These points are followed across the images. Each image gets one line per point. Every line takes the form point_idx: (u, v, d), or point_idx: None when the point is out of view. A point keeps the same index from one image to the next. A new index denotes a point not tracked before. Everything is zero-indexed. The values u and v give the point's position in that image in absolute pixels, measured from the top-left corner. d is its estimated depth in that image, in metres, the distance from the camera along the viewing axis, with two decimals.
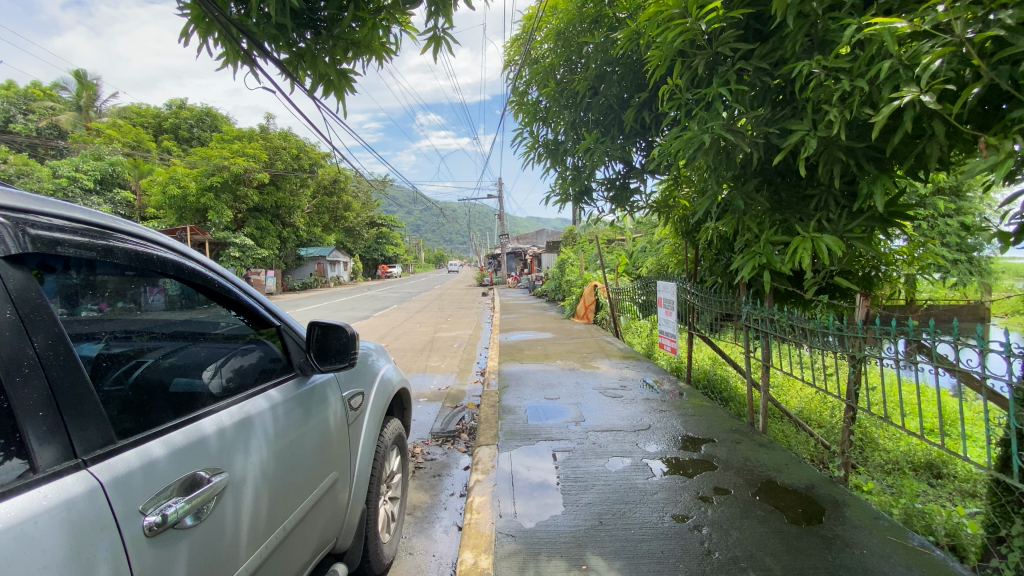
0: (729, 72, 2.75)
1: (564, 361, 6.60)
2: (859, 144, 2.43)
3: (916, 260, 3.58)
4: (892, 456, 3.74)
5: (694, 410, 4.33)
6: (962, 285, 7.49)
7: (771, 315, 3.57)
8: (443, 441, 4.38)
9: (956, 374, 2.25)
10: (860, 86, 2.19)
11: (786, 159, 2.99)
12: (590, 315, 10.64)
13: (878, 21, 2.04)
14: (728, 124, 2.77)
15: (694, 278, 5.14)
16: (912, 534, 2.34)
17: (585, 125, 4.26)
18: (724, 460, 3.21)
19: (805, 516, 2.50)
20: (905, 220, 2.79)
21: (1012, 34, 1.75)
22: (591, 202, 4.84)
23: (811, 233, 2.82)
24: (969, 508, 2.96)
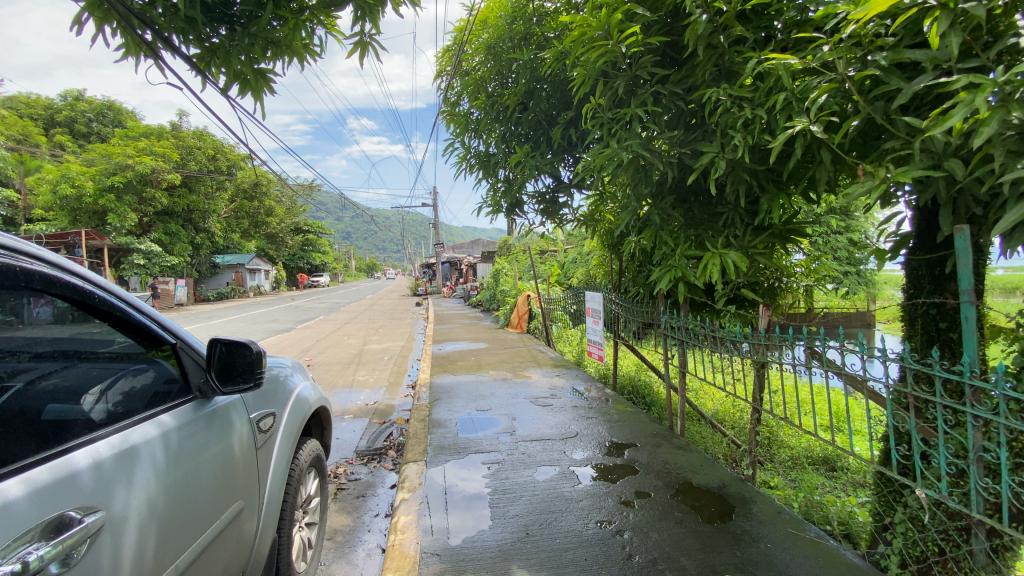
0: (646, 96, 2.92)
1: (497, 371, 6.60)
2: (759, 168, 2.65)
3: (813, 272, 3.95)
4: (795, 453, 4.07)
5: (619, 416, 4.49)
6: (851, 294, 8.37)
7: (686, 324, 3.80)
8: (369, 460, 4.22)
9: (843, 377, 2.50)
10: (760, 115, 2.40)
11: (698, 179, 3.21)
12: (523, 325, 10.75)
13: (775, 57, 2.26)
14: (646, 144, 2.93)
15: (619, 288, 5.36)
16: (809, 526, 2.54)
17: (516, 138, 4.34)
18: (645, 464, 3.34)
19: (717, 514, 2.64)
20: (801, 236, 3.07)
21: (885, 73, 1.99)
22: (522, 214, 4.92)
23: (718, 248, 3.03)
24: (859, 497, 3.29)
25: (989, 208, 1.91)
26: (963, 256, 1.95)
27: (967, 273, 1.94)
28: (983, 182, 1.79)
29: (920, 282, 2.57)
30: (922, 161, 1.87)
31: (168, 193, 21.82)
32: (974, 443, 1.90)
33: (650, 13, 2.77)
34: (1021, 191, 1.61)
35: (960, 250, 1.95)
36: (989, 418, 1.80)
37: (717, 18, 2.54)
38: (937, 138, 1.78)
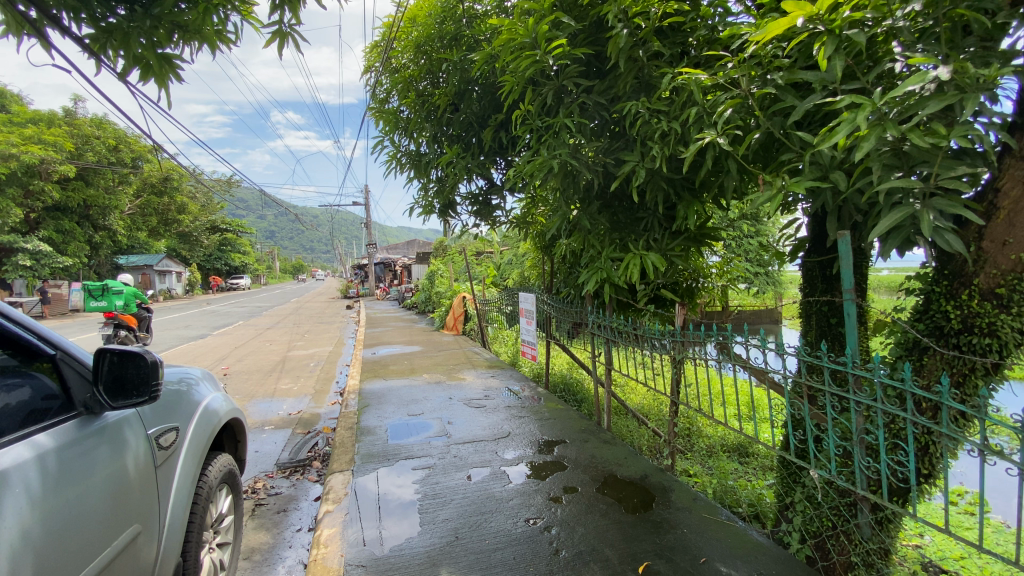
0: (572, 104, 3.01)
1: (430, 374, 6.51)
2: (675, 176, 2.82)
3: (726, 273, 4.24)
4: (712, 442, 4.35)
5: (550, 413, 4.59)
6: (761, 293, 9.08)
7: (612, 323, 3.96)
8: (291, 472, 4.02)
9: (749, 370, 2.71)
10: (675, 126, 2.55)
11: (621, 185, 3.36)
12: (458, 326, 10.67)
13: (688, 72, 2.41)
14: (572, 151, 3.02)
15: (551, 289, 5.48)
16: (721, 510, 2.73)
17: (447, 139, 4.32)
18: (573, 460, 3.43)
19: (640, 505, 2.76)
20: (713, 240, 3.29)
21: (782, 92, 2.18)
22: (455, 215, 4.90)
23: (640, 251, 3.18)
24: (766, 479, 3.57)
25: (867, 216, 2.16)
26: (846, 259, 2.18)
27: (849, 274, 2.17)
28: (861, 193, 2.01)
29: (814, 282, 2.84)
30: (813, 173, 2.06)
31: (59, 187, 19.54)
32: (856, 426, 2.13)
33: (575, 23, 2.86)
34: (891, 201, 1.83)
35: (843, 254, 2.18)
36: (867, 403, 2.02)
37: (636, 33, 2.68)
38: (824, 152, 1.97)
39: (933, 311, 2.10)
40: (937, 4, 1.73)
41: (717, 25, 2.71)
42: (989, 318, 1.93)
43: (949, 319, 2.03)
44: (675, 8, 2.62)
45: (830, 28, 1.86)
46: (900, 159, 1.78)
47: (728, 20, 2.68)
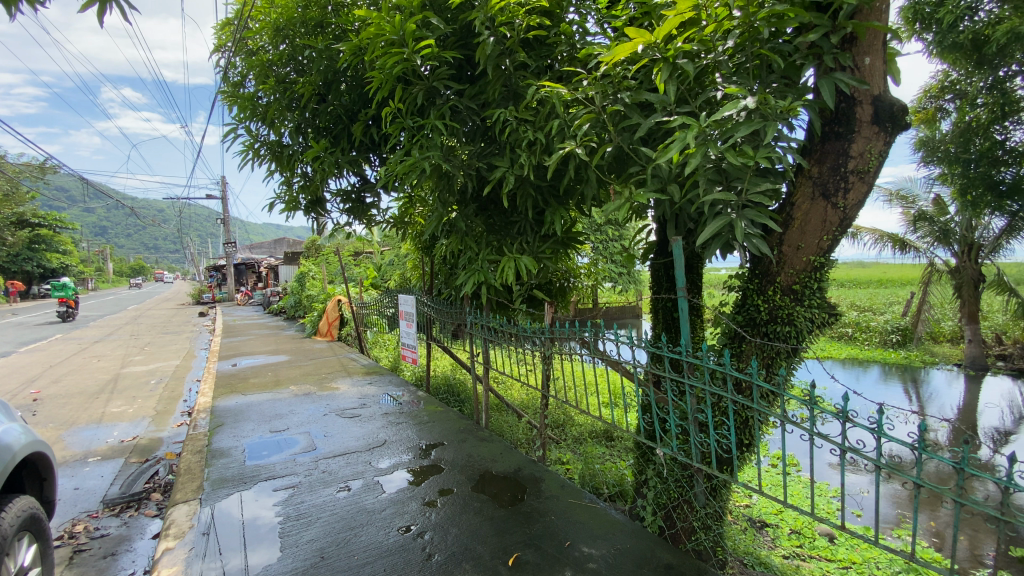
0: (444, 106, 2.99)
1: (299, 385, 6.04)
2: (542, 182, 2.95)
3: (593, 273, 4.56)
4: (582, 430, 4.64)
5: (429, 416, 4.52)
6: (626, 291, 9.93)
7: (489, 322, 4.02)
8: (123, 509, 3.46)
9: (610, 362, 2.94)
10: (540, 134, 2.67)
11: (493, 189, 3.43)
12: (333, 332, 10.02)
13: (550, 85, 2.54)
14: (444, 153, 3.01)
15: (431, 291, 5.40)
16: (586, 494, 2.92)
17: (313, 132, 4.03)
18: (450, 461, 3.42)
19: (512, 498, 2.85)
20: (580, 243, 3.50)
21: (629, 110, 2.40)
22: (324, 213, 4.60)
23: (513, 254, 3.26)
24: (628, 460, 3.90)
25: (697, 223, 2.47)
26: (680, 261, 2.47)
27: (682, 274, 2.47)
28: (691, 204, 2.30)
29: (661, 282, 3.19)
30: (655, 184, 2.30)
31: None
32: (692, 406, 2.42)
33: (444, 26, 2.86)
34: (713, 211, 2.11)
35: (678, 256, 2.47)
36: (699, 386, 2.31)
37: (503, 42, 2.77)
38: (663, 166, 2.22)
39: (749, 304, 2.45)
40: (746, 44, 2.04)
41: (577, 42, 2.91)
42: (787, 309, 2.33)
43: (760, 310, 2.40)
44: (538, 23, 2.75)
45: (666, 56, 2.09)
46: (721, 175, 2.06)
47: (586, 39, 2.89)
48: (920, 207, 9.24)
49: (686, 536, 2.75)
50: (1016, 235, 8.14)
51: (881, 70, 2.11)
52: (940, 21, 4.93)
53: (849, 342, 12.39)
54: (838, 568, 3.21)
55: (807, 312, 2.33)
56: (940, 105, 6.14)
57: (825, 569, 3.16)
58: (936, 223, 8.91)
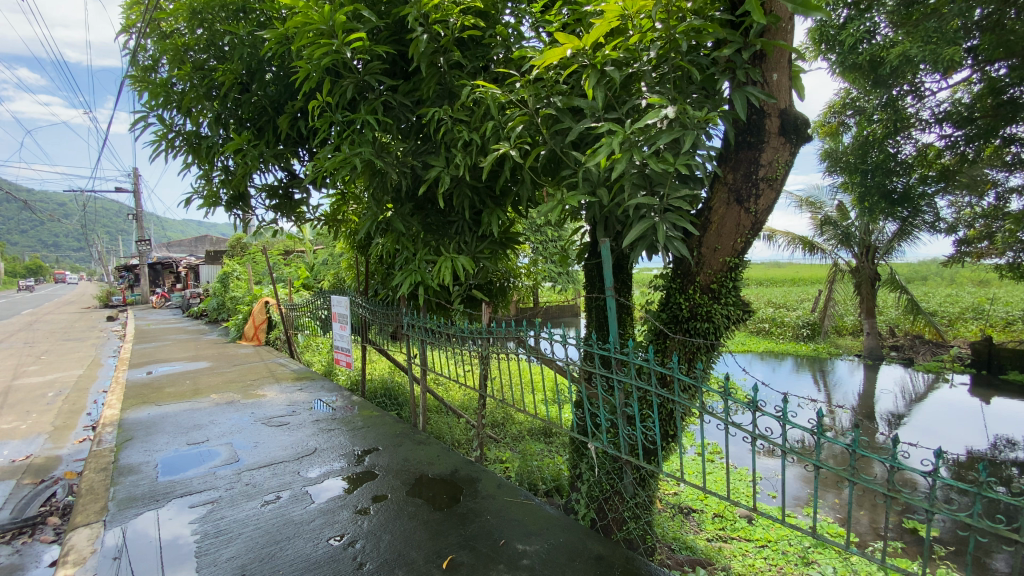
0: (376, 102, 2.92)
1: (222, 393, 5.67)
2: (478, 182, 2.94)
3: (532, 273, 4.61)
4: (521, 428, 4.67)
5: (363, 421, 4.37)
6: (564, 291, 10.14)
7: (426, 323, 3.92)
8: (12, 537, 3.10)
9: (545, 360, 2.98)
10: (474, 134, 2.65)
11: (428, 187, 3.38)
12: (260, 336, 9.48)
13: (484, 86, 2.54)
14: (377, 150, 2.93)
15: (365, 291, 5.24)
16: (522, 492, 2.95)
17: (235, 124, 3.80)
18: (384, 467, 3.34)
19: (447, 500, 2.84)
20: (517, 243, 3.52)
21: (561, 114, 2.44)
22: (247, 210, 4.34)
23: (451, 254, 3.21)
24: (564, 456, 3.97)
25: (625, 226, 2.57)
26: (608, 262, 2.57)
27: (610, 274, 2.56)
28: (619, 206, 2.38)
29: (594, 281, 3.28)
30: (585, 187, 2.36)
31: None
32: (620, 402, 2.51)
33: (376, 18, 2.78)
34: (638, 214, 2.20)
35: (606, 257, 2.56)
36: (626, 381, 2.40)
37: (437, 40, 2.74)
38: (592, 170, 2.28)
39: (672, 303, 2.58)
40: (668, 56, 2.14)
41: (512, 45, 2.93)
42: (706, 307, 2.48)
43: (682, 308, 2.53)
44: (473, 23, 2.74)
45: (594, 62, 2.15)
46: (646, 181, 2.15)
47: (520, 42, 2.92)
48: (826, 212, 10.05)
49: (617, 526, 2.84)
50: (905, 239, 9.11)
51: (787, 86, 2.29)
52: (842, 43, 5.47)
53: (766, 336, 13.35)
54: (755, 547, 3.45)
55: (723, 309, 2.49)
56: (841, 120, 6.72)
57: (744, 549, 3.40)
58: (839, 227, 9.80)
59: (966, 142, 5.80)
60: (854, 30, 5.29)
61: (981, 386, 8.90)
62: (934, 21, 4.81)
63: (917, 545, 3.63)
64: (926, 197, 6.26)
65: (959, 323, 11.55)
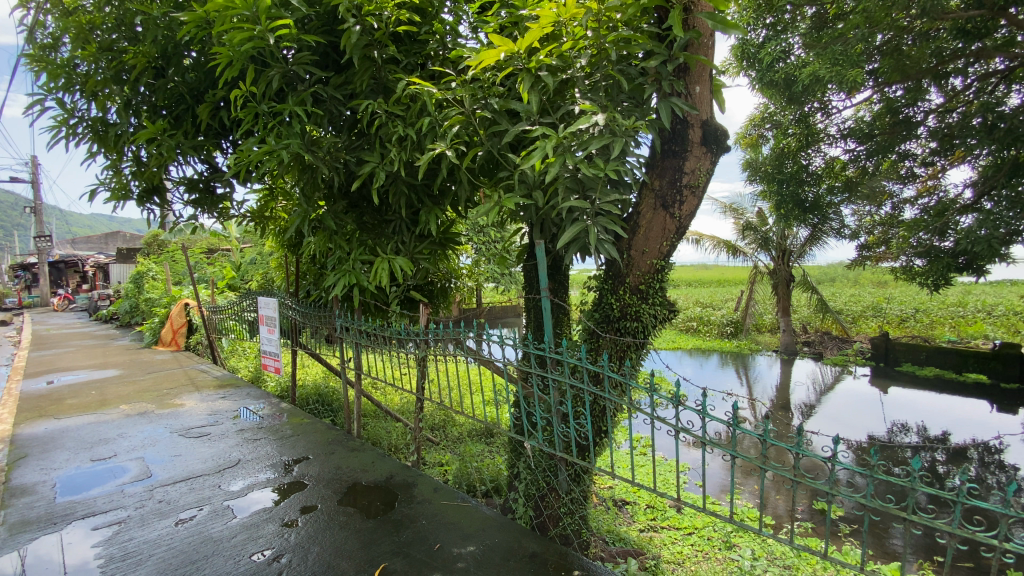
0: (305, 94, 2.79)
1: (133, 404, 5.21)
2: (414, 182, 2.88)
3: (472, 274, 4.58)
4: (461, 430, 4.63)
5: (293, 429, 4.16)
6: (505, 291, 10.20)
7: (359, 326, 3.77)
8: None
9: (482, 362, 2.97)
10: (409, 132, 2.60)
11: (362, 185, 3.27)
12: (179, 341, 8.82)
13: (419, 83, 2.49)
14: (306, 144, 2.80)
15: (296, 293, 5.00)
16: (458, 495, 2.92)
17: (149, 111, 3.51)
18: (314, 476, 3.20)
19: (381, 508, 2.76)
20: (456, 243, 3.48)
21: (497, 115, 2.45)
22: (164, 205, 4.02)
23: (387, 254, 3.11)
24: (503, 457, 3.98)
25: (559, 229, 2.62)
26: (543, 264, 2.60)
27: (544, 276, 2.61)
28: (553, 209, 2.43)
29: (532, 282, 3.31)
30: (520, 189, 2.38)
31: None
32: (555, 400, 2.55)
33: (305, 7, 2.66)
34: (571, 217, 2.26)
35: (540, 259, 2.60)
36: (560, 380, 2.45)
37: (370, 33, 2.66)
38: (527, 173, 2.31)
39: (605, 304, 2.66)
40: (598, 63, 2.21)
41: (448, 43, 2.90)
42: (635, 308, 2.58)
43: (613, 309, 2.62)
44: (408, 18, 2.69)
45: (528, 66, 2.18)
46: (578, 185, 2.20)
47: (457, 41, 2.90)
48: (747, 217, 10.76)
49: (553, 524, 2.88)
50: (815, 243, 9.94)
51: (708, 98, 2.43)
52: (761, 61, 5.89)
53: (695, 334, 14.09)
54: (683, 535, 3.62)
55: (651, 309, 2.60)
56: (760, 133, 7.20)
57: (673, 537, 3.56)
58: (759, 231, 10.53)
59: (868, 155, 6.42)
60: (772, 49, 5.71)
61: (880, 376, 9.87)
62: (840, 45, 5.26)
63: (824, 524, 3.96)
64: (833, 206, 6.86)
65: (861, 319, 12.75)
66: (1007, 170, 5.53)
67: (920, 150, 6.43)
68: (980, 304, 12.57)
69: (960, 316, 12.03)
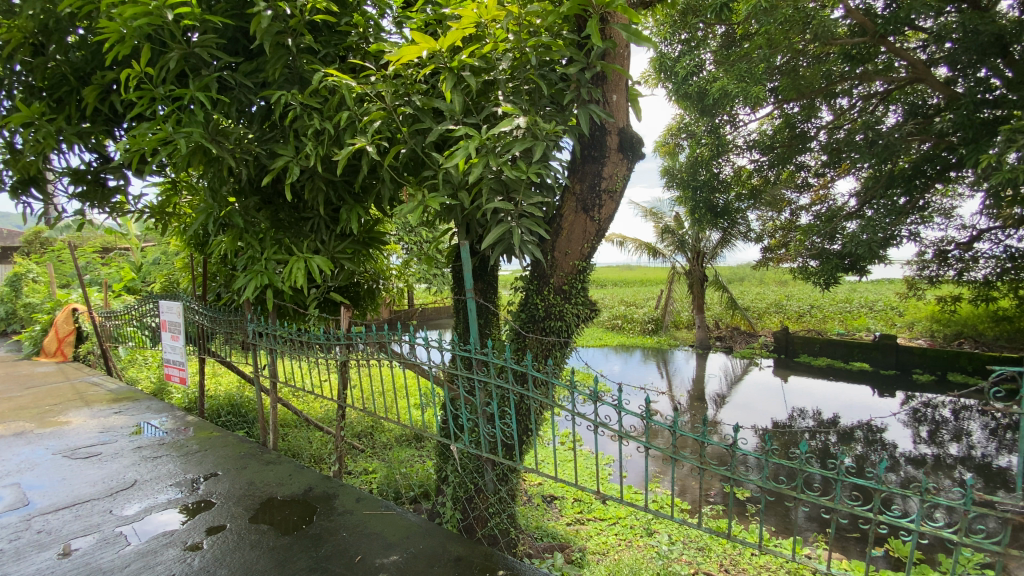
0: (210, 80, 2.58)
1: (6, 424, 4.59)
2: (333, 178, 2.76)
3: (401, 274, 4.47)
4: (389, 435, 4.50)
5: (200, 443, 3.84)
6: (435, 292, 10.10)
7: (274, 331, 3.54)
8: None
9: (407, 365, 2.90)
10: (327, 127, 2.48)
11: (276, 181, 3.08)
12: (65, 351, 7.87)
13: (337, 75, 2.39)
14: (212, 134, 2.60)
15: (204, 296, 4.62)
16: (382, 503, 2.83)
17: (23, 90, 3.10)
18: (224, 493, 2.98)
19: (297, 522, 2.62)
20: (381, 243, 3.37)
21: (420, 113, 2.41)
22: (42, 198, 3.57)
23: (304, 254, 2.95)
24: (431, 461, 3.92)
25: (484, 229, 2.62)
26: (467, 264, 2.59)
27: (468, 276, 2.60)
28: (477, 210, 2.42)
29: (458, 283, 3.28)
30: (444, 188, 2.35)
31: None
32: (480, 401, 2.54)
33: None
34: (495, 218, 2.26)
35: (465, 260, 2.59)
36: (485, 380, 2.44)
37: (285, 20, 2.51)
38: (451, 173, 2.28)
39: (531, 304, 2.69)
40: (519, 66, 2.23)
41: (371, 36, 2.81)
42: (558, 307, 2.64)
43: (538, 309, 2.66)
44: (326, 7, 2.57)
45: (451, 65, 2.17)
46: (502, 186, 2.21)
47: (380, 35, 2.81)
48: (666, 221, 11.40)
49: (481, 524, 2.88)
50: (726, 245, 10.72)
51: (624, 107, 2.53)
52: (677, 74, 6.26)
53: (620, 331, 14.72)
54: (607, 525, 3.76)
55: (574, 308, 2.67)
56: (677, 142, 7.65)
57: (598, 528, 3.68)
58: (677, 234, 11.19)
59: (769, 166, 7.11)
60: (686, 63, 6.09)
61: (782, 367, 10.83)
62: (745, 63, 5.71)
63: (734, 505, 4.28)
64: (740, 211, 7.44)
65: (765, 315, 13.94)
66: (884, 183, 6.41)
67: (813, 161, 7.18)
68: (863, 300, 14.16)
69: (847, 310, 13.48)
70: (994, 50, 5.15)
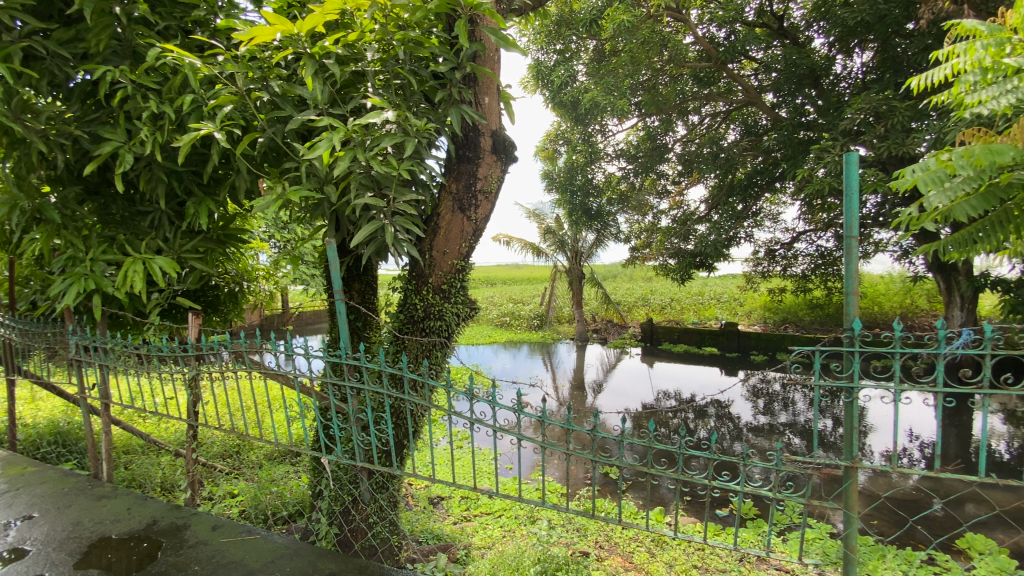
0: (9, 45, 2.14)
1: None
2: (178, 168, 2.44)
3: (268, 276, 4.10)
4: (258, 453, 4.11)
5: (9, 482, 3.18)
6: (311, 294, 9.45)
7: (104, 344, 3.03)
8: None
9: (272, 375, 2.68)
10: (167, 110, 2.20)
11: (104, 168, 2.65)
12: None
13: (177, 52, 2.12)
14: (12, 109, 2.15)
15: (10, 305, 3.82)
16: (245, 526, 2.58)
17: None
18: (40, 539, 2.50)
19: (138, 561, 2.29)
20: (240, 241, 3.06)
21: (280, 100, 2.23)
22: None
23: (141, 253, 2.57)
24: (306, 475, 3.66)
25: (355, 228, 2.51)
26: (336, 264, 2.45)
27: (339, 277, 2.47)
28: (347, 206, 2.30)
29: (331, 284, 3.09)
30: (309, 183, 2.20)
31: None
32: (354, 408, 2.42)
33: None
34: (366, 215, 2.18)
35: (333, 259, 2.44)
36: (359, 387, 2.32)
37: None
38: (317, 166, 2.15)
39: (409, 304, 2.64)
40: (388, 59, 2.17)
41: (221, 12, 2.53)
42: (437, 307, 2.62)
43: (417, 309, 2.62)
44: None
45: (313, 52, 2.04)
46: (373, 182, 2.14)
47: (233, 12, 2.55)
48: (547, 222, 11.89)
49: (362, 534, 2.77)
50: (600, 245, 11.50)
51: (497, 109, 2.60)
52: (553, 82, 6.56)
53: (507, 327, 15.09)
54: (493, 518, 3.85)
55: (453, 307, 2.67)
56: (555, 147, 7.99)
57: (484, 522, 3.75)
58: (556, 234, 11.74)
59: (635, 173, 7.76)
60: (561, 73, 6.41)
61: (650, 355, 11.94)
62: (613, 76, 6.17)
63: (609, 484, 4.63)
64: (611, 214, 8.04)
65: (635, 308, 15.25)
66: (726, 191, 7.37)
67: (671, 170, 7.99)
68: (712, 293, 16.15)
69: (700, 302, 15.26)
70: (807, 82, 6.18)
